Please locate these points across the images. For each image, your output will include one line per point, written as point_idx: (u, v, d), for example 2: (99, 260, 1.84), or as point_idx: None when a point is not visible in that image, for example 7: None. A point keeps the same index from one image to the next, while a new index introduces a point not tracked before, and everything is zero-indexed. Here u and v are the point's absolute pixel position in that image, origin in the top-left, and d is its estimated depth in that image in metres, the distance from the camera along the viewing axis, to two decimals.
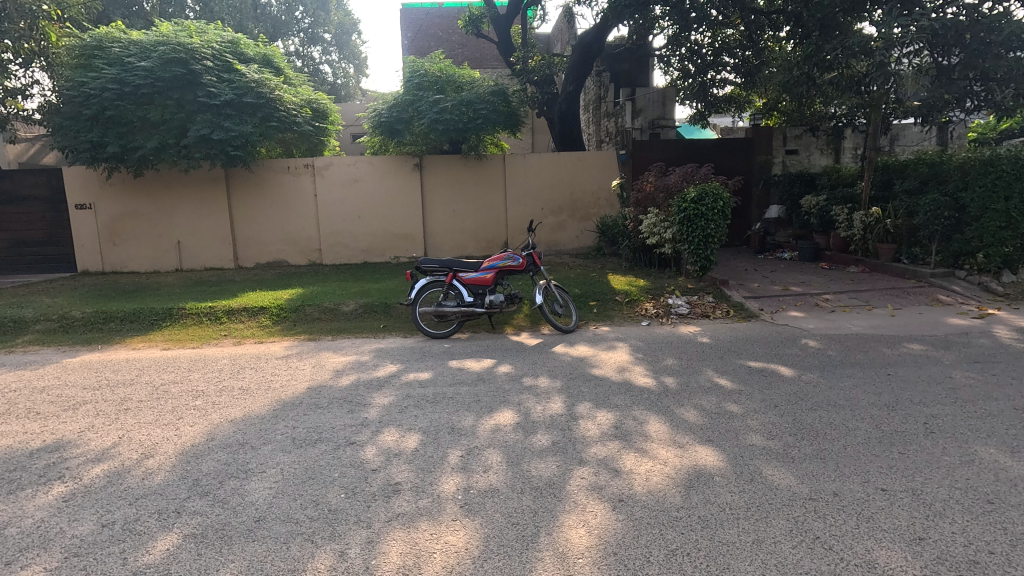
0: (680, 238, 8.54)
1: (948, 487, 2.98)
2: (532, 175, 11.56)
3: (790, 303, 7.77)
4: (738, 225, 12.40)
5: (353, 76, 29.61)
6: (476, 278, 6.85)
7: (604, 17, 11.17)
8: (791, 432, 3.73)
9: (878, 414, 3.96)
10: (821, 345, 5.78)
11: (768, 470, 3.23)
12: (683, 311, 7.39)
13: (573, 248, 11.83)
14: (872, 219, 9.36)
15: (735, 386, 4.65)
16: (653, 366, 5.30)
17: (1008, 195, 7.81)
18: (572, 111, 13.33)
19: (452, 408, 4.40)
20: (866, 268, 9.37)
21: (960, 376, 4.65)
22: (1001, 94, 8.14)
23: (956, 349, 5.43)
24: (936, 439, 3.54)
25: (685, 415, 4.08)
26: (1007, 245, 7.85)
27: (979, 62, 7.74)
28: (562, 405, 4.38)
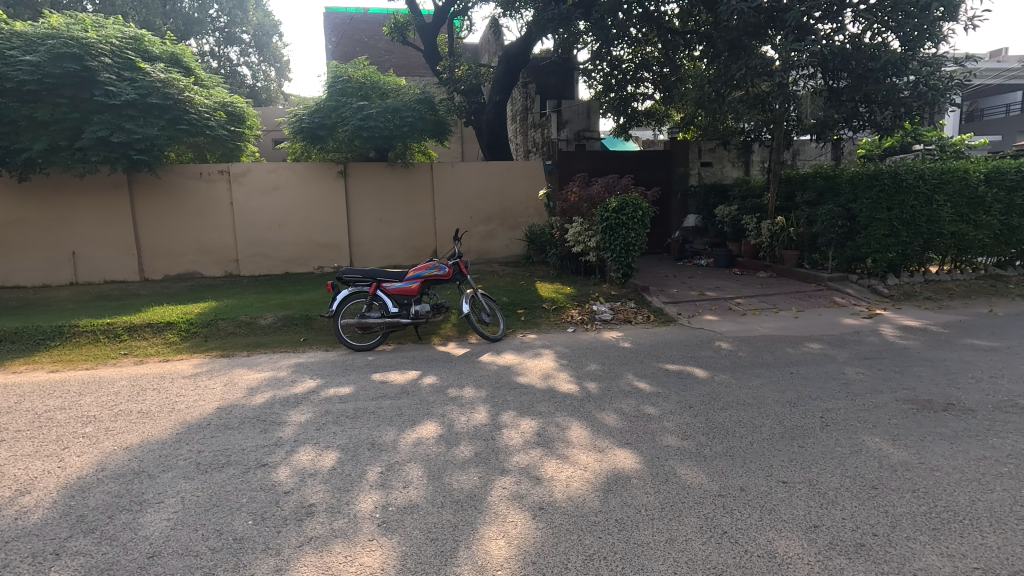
0: (604, 246, 8.82)
1: (840, 476, 3.22)
2: (460, 183, 11.53)
3: (706, 307, 8.18)
4: (659, 233, 13.01)
5: (273, 80, 28.48)
6: (401, 288, 6.71)
7: (528, 29, 11.42)
8: (704, 431, 3.91)
9: (782, 410, 4.22)
10: (733, 347, 6.13)
11: (682, 469, 3.36)
12: (607, 317, 7.60)
13: (503, 256, 11.91)
14: (778, 228, 10.22)
15: (654, 390, 4.81)
16: (576, 372, 5.40)
17: (891, 207, 8.58)
18: (500, 122, 13.41)
19: (374, 423, 4.26)
20: (774, 273, 10.08)
21: (852, 372, 5.07)
22: (881, 116, 9.01)
23: (849, 347, 5.91)
24: (830, 431, 3.83)
25: (606, 419, 4.18)
26: (891, 252, 8.63)
27: (862, 86, 8.67)
28: (486, 415, 4.35)
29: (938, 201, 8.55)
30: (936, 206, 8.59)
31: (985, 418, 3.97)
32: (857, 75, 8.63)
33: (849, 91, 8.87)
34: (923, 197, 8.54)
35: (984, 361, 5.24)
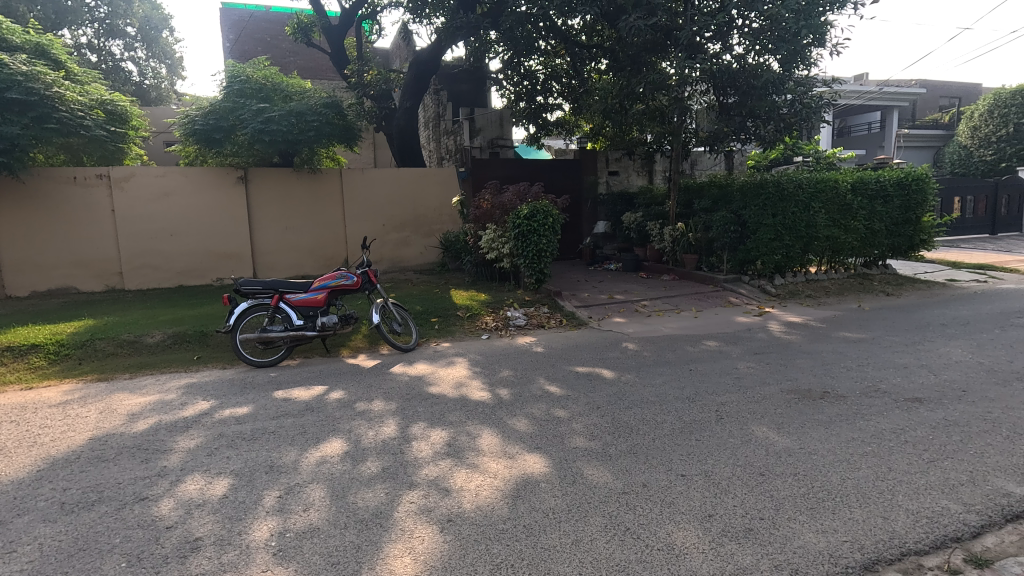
0: (517, 252, 8.92)
1: (732, 466, 3.43)
2: (371, 190, 11.22)
3: (615, 310, 8.48)
4: (571, 239, 13.41)
5: (164, 77, 26.33)
6: (306, 299, 6.40)
7: (438, 37, 11.37)
8: (610, 431, 4.02)
9: (682, 406, 4.45)
10: (639, 347, 6.39)
11: (589, 470, 3.43)
12: (521, 323, 7.67)
13: (417, 263, 11.71)
14: (678, 233, 10.83)
15: (563, 392, 4.90)
16: (489, 379, 5.38)
17: (775, 213, 9.35)
18: (411, 128, 13.19)
19: (273, 444, 4.00)
20: (676, 276, 10.69)
21: (743, 367, 5.45)
22: (765, 130, 9.93)
23: (741, 344, 6.37)
24: (724, 423, 4.08)
25: (517, 425, 4.19)
26: (777, 254, 9.41)
27: (747, 102, 9.43)
28: (396, 428, 4.22)
29: (815, 208, 9.44)
30: (812, 212, 9.47)
31: (854, 403, 4.39)
32: (742, 92, 9.37)
33: (737, 107, 9.59)
34: (802, 204, 9.38)
35: (852, 352, 5.83)
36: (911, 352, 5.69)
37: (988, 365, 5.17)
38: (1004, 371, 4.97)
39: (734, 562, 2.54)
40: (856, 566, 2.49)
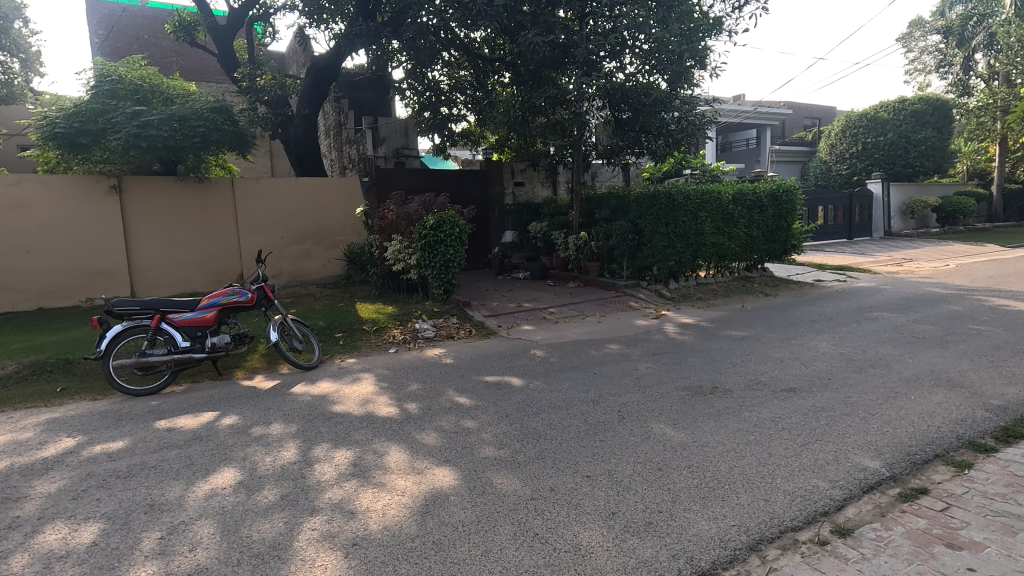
0: (424, 263, 8.81)
1: (632, 463, 3.59)
2: (267, 200, 10.61)
3: (523, 318, 8.63)
4: (480, 249, 13.54)
5: (18, 73, 23.29)
6: (194, 318, 5.90)
7: (337, 43, 11.04)
8: (518, 438, 4.07)
9: (586, 408, 4.61)
10: (546, 354, 6.54)
11: (498, 479, 3.44)
12: (430, 335, 7.58)
13: (320, 277, 11.21)
14: (582, 242, 11.24)
15: (473, 403, 4.89)
16: (397, 394, 5.25)
17: (668, 222, 9.98)
18: (309, 136, 12.64)
19: (154, 480, 3.63)
20: (581, 283, 11.10)
21: (643, 368, 5.75)
22: (656, 145, 10.77)
23: (641, 345, 6.72)
24: (626, 423, 4.27)
25: (425, 439, 4.12)
26: (671, 260, 10.06)
27: (639, 118, 10.10)
28: (296, 451, 3.99)
29: (702, 217, 10.19)
30: (700, 220, 10.21)
31: (739, 396, 4.78)
32: (634, 109, 10.00)
33: (630, 122, 10.25)
34: (691, 213, 10.08)
35: (738, 349, 6.34)
36: (786, 346, 6.30)
37: (848, 355, 5.84)
38: (860, 360, 5.64)
39: (635, 556, 2.65)
40: (742, 548, 2.70)
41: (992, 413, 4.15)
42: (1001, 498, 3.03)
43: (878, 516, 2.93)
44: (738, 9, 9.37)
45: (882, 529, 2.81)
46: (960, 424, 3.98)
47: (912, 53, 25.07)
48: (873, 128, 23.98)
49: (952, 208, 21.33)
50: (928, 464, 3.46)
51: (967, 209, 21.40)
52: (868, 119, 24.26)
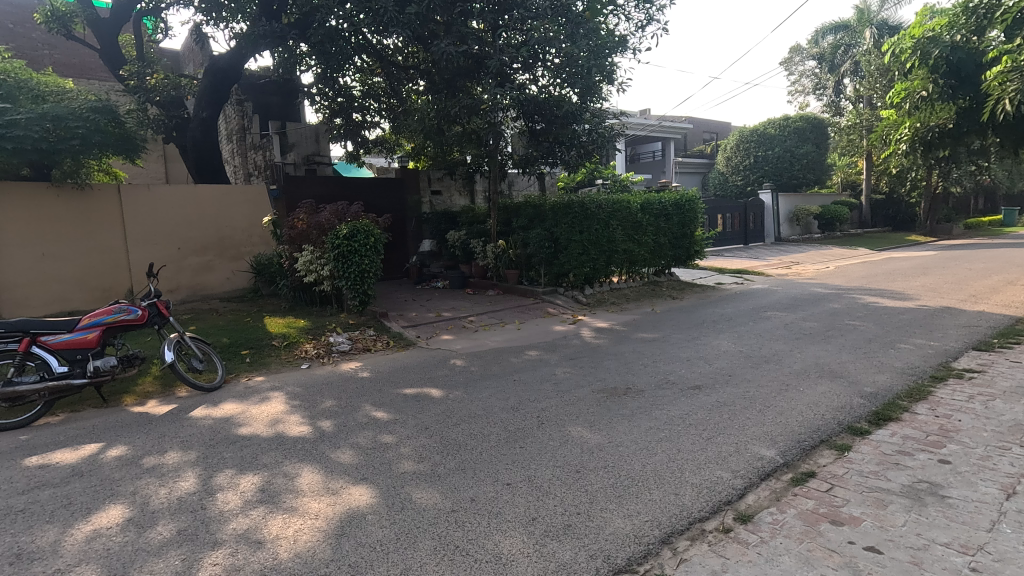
0: (338, 274, 8.50)
1: (551, 467, 3.65)
2: (161, 208, 9.78)
3: (442, 327, 8.56)
4: (397, 258, 13.34)
5: None
6: (72, 340, 5.30)
7: (239, 44, 10.47)
8: (438, 450, 4.01)
9: (506, 416, 4.63)
10: (466, 363, 6.52)
11: (417, 494, 3.37)
12: (345, 348, 7.31)
13: (224, 290, 10.48)
14: (500, 250, 11.44)
15: (391, 417, 4.77)
16: (310, 412, 5.00)
17: (582, 230, 10.33)
18: (209, 141, 11.83)
19: (23, 526, 3.20)
20: (500, 291, 11.25)
21: (561, 373, 5.87)
22: (568, 156, 11.18)
23: (559, 351, 6.87)
24: (545, 428, 4.34)
25: (340, 458, 3.95)
26: (586, 267, 10.41)
27: (553, 129, 10.49)
28: (195, 481, 3.68)
29: (613, 225, 10.62)
30: (611, 228, 10.65)
31: (650, 396, 5.00)
32: (548, 120, 10.37)
33: (543, 133, 10.60)
34: (603, 221, 10.50)
35: (649, 350, 6.65)
36: (691, 346, 6.70)
37: (746, 352, 6.30)
38: (757, 356, 6.10)
39: (554, 560, 2.69)
40: (655, 542, 2.82)
41: (866, 399, 4.63)
42: (875, 475, 3.39)
43: (774, 501, 3.17)
44: (642, 29, 9.94)
45: (777, 513, 3.04)
46: (840, 411, 4.40)
47: (792, 76, 27.66)
48: (762, 143, 26.18)
49: (830, 216, 23.69)
50: (815, 449, 3.80)
51: (842, 216, 23.87)
52: (758, 135, 26.36)
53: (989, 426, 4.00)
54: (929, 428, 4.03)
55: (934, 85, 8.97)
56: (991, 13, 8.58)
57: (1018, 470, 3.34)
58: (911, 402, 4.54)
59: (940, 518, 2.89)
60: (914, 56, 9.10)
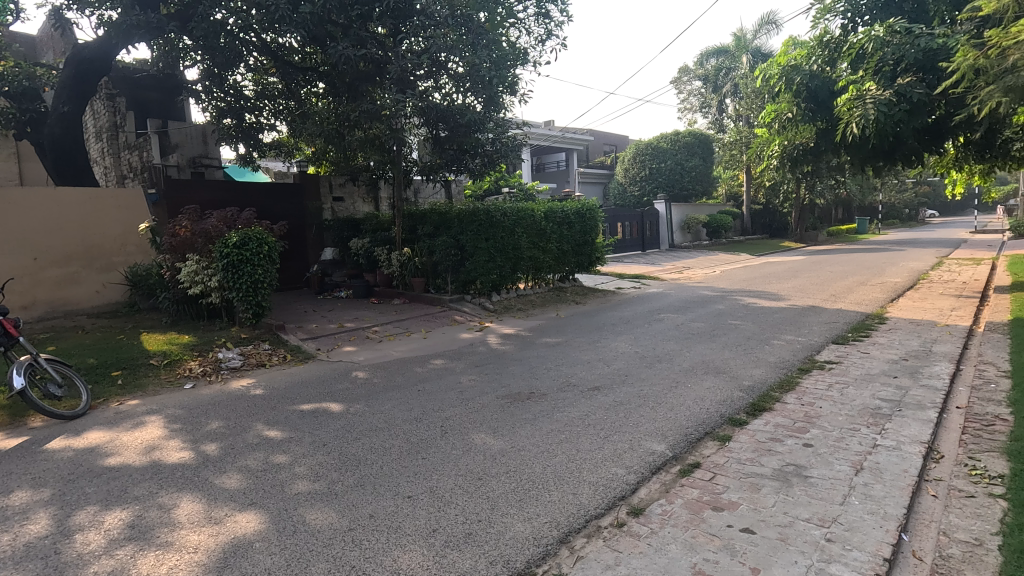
0: (228, 285, 7.92)
1: (454, 476, 3.63)
2: (12, 213, 8.60)
3: (345, 339, 8.24)
4: (297, 267, 12.71)
5: None
6: None
7: (108, 33, 9.50)
8: (336, 467, 3.84)
9: (409, 427, 4.54)
10: (369, 375, 6.32)
11: (311, 515, 3.21)
12: (236, 364, 6.81)
13: (93, 305, 9.35)
14: (406, 258, 11.25)
15: (285, 435, 4.51)
16: (192, 436, 4.60)
17: (488, 237, 10.40)
18: (73, 138, 10.59)
19: None
20: (407, 299, 11.07)
21: (467, 380, 5.86)
22: (473, 163, 11.31)
23: (464, 359, 6.86)
24: (449, 437, 4.30)
25: (225, 483, 3.66)
26: (492, 274, 10.49)
27: (457, 138, 10.54)
28: (49, 523, 3.25)
29: (518, 233, 10.78)
30: (517, 236, 10.80)
31: (553, 399, 5.13)
32: (451, 129, 10.43)
33: (448, 140, 10.66)
34: (508, 229, 10.63)
35: (552, 354, 6.84)
36: (592, 349, 6.96)
37: (641, 353, 6.66)
38: (651, 356, 6.47)
39: (454, 570, 2.67)
40: (553, 542, 2.88)
41: (744, 392, 5.06)
42: (750, 461, 3.70)
43: (663, 493, 3.36)
44: (541, 43, 10.26)
45: (666, 504, 3.22)
46: (722, 404, 4.77)
47: (682, 94, 29.80)
48: (655, 156, 27.77)
49: (717, 224, 25.70)
50: (699, 441, 4.08)
51: (727, 224, 26.03)
52: (652, 148, 27.88)
53: (844, 411, 4.52)
54: (796, 415, 4.49)
55: (797, 108, 10.07)
56: (840, 47, 9.83)
57: (865, 448, 3.80)
58: (781, 392, 5.03)
59: (803, 496, 3.22)
60: (780, 81, 10.24)
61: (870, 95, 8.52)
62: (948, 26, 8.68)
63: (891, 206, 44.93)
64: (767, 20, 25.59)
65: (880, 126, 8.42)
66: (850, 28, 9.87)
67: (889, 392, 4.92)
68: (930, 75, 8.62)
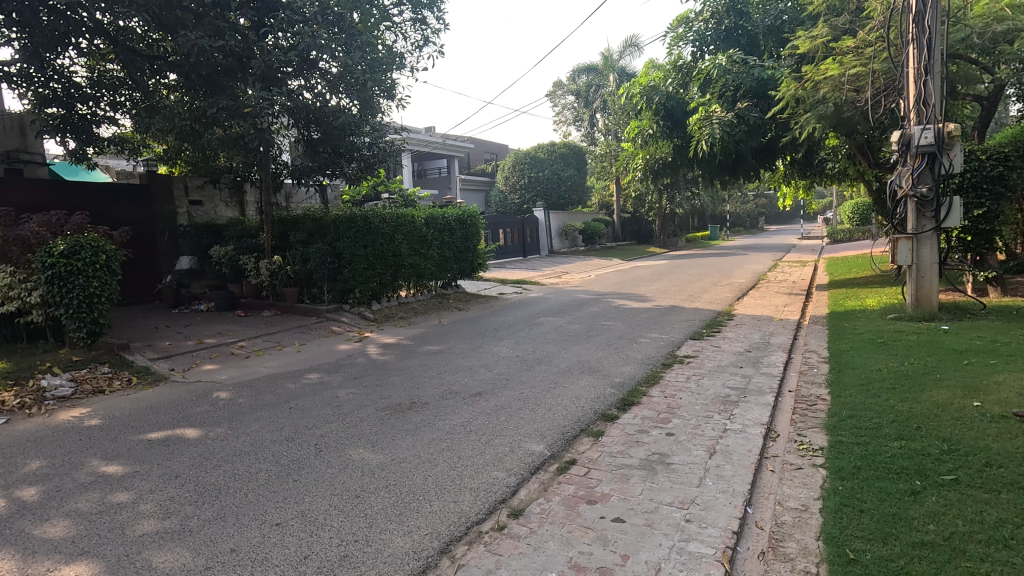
0: (53, 301, 6.80)
1: (329, 497, 3.43)
2: None
3: (204, 356, 7.48)
4: (146, 278, 11.43)
5: None
6: None
7: None
8: (191, 501, 3.45)
9: (278, 448, 4.23)
10: (233, 395, 5.78)
11: (158, 558, 2.84)
12: (65, 393, 5.86)
13: None
14: (276, 266, 10.52)
15: (128, 469, 3.97)
16: (3, 480, 3.87)
17: (366, 244, 10.02)
18: None
19: None
20: (278, 311, 10.38)
21: (344, 394, 5.59)
22: (349, 168, 10.85)
23: (341, 371, 6.55)
24: (323, 456, 4.07)
25: (47, 533, 3.12)
26: (372, 282, 10.13)
27: (330, 140, 10.06)
28: None
29: (399, 239, 10.53)
30: (397, 242, 10.54)
31: (434, 407, 5.07)
32: (324, 131, 9.95)
33: (321, 143, 10.16)
34: (388, 236, 10.34)
35: (434, 362, 6.76)
36: (474, 355, 7.00)
37: (522, 357, 6.82)
38: (531, 359, 6.64)
39: None
40: (434, 554, 2.83)
41: (615, 389, 5.39)
42: (621, 454, 3.94)
43: (542, 492, 3.46)
44: (418, 48, 10.16)
45: (544, 503, 3.30)
46: (596, 402, 5.04)
47: (556, 107, 31.18)
48: (533, 165, 28.72)
49: (592, 232, 27.31)
50: (575, 438, 4.27)
51: (599, 232, 27.67)
52: (530, 157, 28.80)
53: (699, 400, 4.99)
54: (660, 407, 4.87)
55: (657, 126, 11.02)
56: (690, 73, 10.94)
57: (717, 433, 4.22)
58: (648, 387, 5.43)
59: (666, 482, 3.49)
60: (642, 99, 11.12)
61: (716, 116, 9.55)
62: (775, 60, 10.00)
63: (736, 216, 50.81)
64: (630, 43, 27.67)
65: (724, 144, 9.49)
66: (699, 56, 11.03)
67: (737, 380, 5.53)
68: (762, 101, 9.88)
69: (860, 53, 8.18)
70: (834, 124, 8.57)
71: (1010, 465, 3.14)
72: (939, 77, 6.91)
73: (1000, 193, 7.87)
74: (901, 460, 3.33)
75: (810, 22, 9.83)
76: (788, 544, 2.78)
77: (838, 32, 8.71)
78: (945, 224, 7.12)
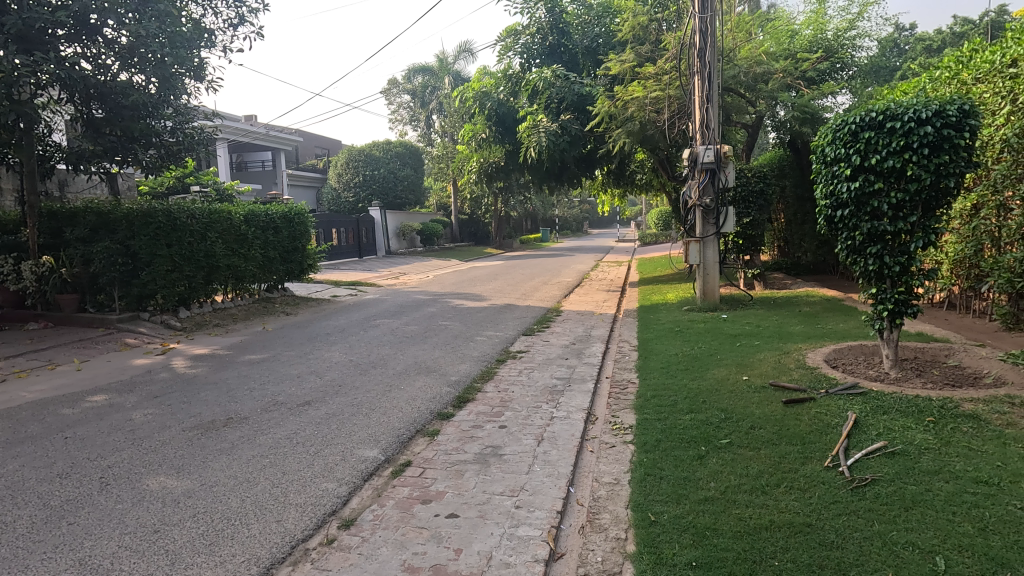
0: None
1: (119, 537, 2.93)
2: None
3: None
4: None
5: None
6: None
7: None
8: None
9: (48, 488, 3.50)
10: None
11: None
12: None
13: None
14: (45, 269, 8.74)
15: None
16: None
17: (169, 242, 8.75)
18: None
19: None
20: (49, 323, 8.67)
21: (140, 416, 4.82)
22: (144, 155, 9.31)
23: (138, 390, 5.63)
24: (110, 489, 3.46)
25: None
26: (178, 286, 8.89)
27: (119, 121, 8.56)
28: None
29: (211, 238, 9.40)
30: (209, 242, 9.40)
31: (255, 422, 4.62)
32: (110, 109, 8.45)
33: (107, 123, 8.60)
34: (197, 234, 9.17)
35: (255, 372, 6.17)
36: (302, 362, 6.54)
37: (355, 361, 6.54)
38: (366, 363, 6.40)
39: None
40: None
41: (451, 387, 5.45)
42: (455, 450, 4.00)
43: (375, 498, 3.36)
44: (231, 27, 9.19)
45: (377, 509, 3.21)
46: (431, 402, 5.05)
47: (391, 105, 30.55)
48: (369, 163, 27.79)
49: (430, 232, 27.39)
50: (411, 439, 4.23)
51: (437, 232, 27.87)
52: (365, 155, 27.87)
53: (529, 392, 5.27)
54: (493, 401, 5.04)
55: (489, 131, 11.46)
56: (518, 83, 11.54)
57: (545, 421, 4.50)
58: (482, 383, 5.57)
59: (498, 473, 3.62)
60: (475, 104, 11.46)
61: (542, 125, 10.21)
62: (592, 78, 10.99)
63: (564, 220, 54.95)
64: (462, 49, 28.21)
65: (550, 151, 10.18)
66: (526, 67, 11.69)
67: (563, 371, 5.96)
68: (582, 114, 10.77)
69: (659, 79, 9.35)
70: (639, 139, 9.66)
71: (768, 426, 3.85)
72: (716, 106, 8.21)
73: (761, 205, 9.63)
74: (692, 430, 3.89)
75: (620, 46, 10.98)
76: (603, 516, 3.06)
77: (642, 59, 9.86)
78: (723, 229, 8.47)
